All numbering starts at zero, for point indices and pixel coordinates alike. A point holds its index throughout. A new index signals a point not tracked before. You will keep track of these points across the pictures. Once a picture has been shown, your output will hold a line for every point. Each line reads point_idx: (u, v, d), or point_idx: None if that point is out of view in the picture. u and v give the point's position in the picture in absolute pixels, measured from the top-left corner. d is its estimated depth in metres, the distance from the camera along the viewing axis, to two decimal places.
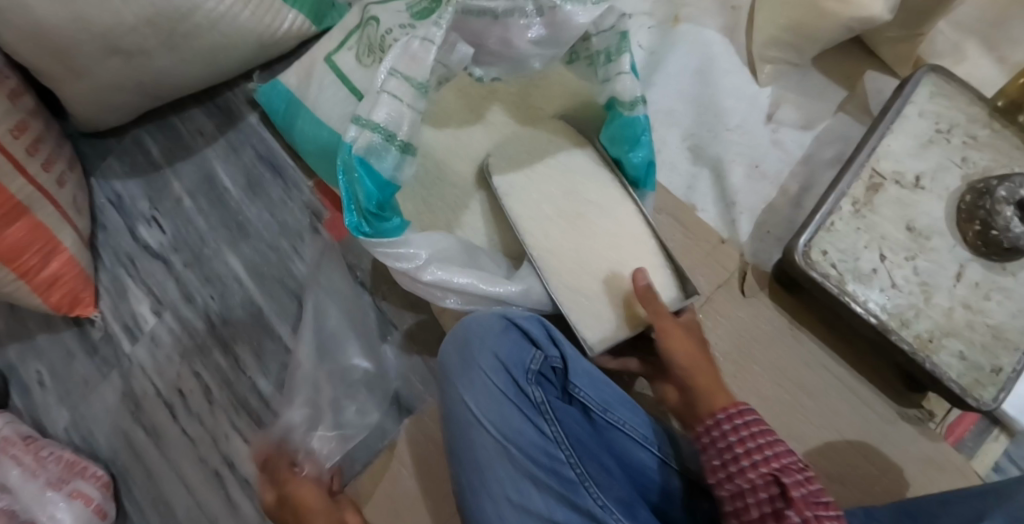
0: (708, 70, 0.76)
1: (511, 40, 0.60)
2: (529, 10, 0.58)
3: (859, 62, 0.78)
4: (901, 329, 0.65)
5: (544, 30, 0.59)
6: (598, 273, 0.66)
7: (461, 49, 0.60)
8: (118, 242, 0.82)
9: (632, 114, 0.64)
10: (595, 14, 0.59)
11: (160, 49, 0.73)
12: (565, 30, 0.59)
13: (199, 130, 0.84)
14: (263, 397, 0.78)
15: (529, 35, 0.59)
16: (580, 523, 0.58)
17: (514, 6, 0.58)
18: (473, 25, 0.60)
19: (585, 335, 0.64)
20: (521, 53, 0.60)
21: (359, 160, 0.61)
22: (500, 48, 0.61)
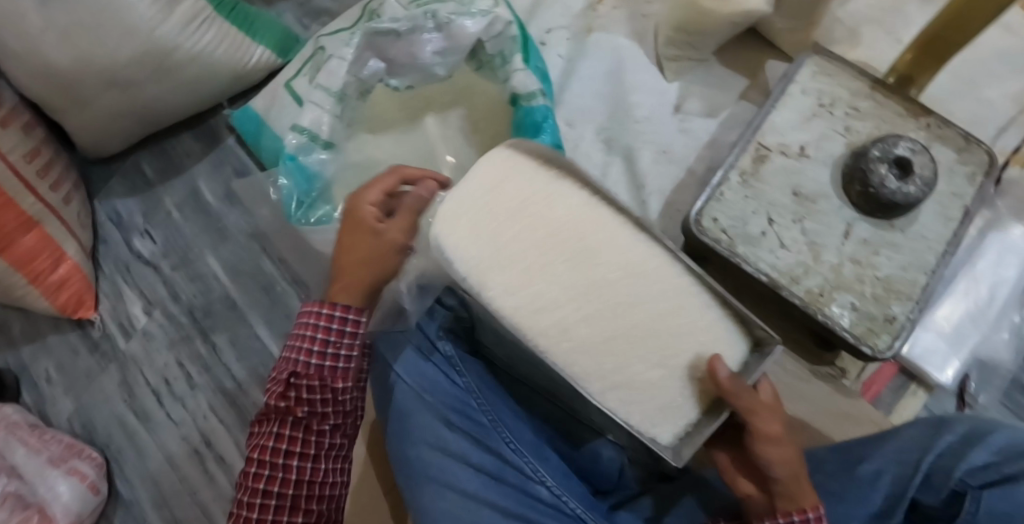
0: (619, 71, 0.86)
1: (415, 52, 0.72)
2: (429, 26, 0.71)
3: (760, 53, 0.85)
4: (791, 285, 0.71)
5: (444, 42, 0.72)
6: (654, 359, 0.49)
7: (372, 64, 0.72)
8: (117, 252, 0.94)
9: (530, 104, 0.72)
10: (482, 24, 0.71)
11: (148, 82, 0.87)
12: (460, 40, 0.72)
13: (186, 152, 0.96)
14: (238, 381, 0.88)
15: (430, 47, 0.72)
16: (492, 463, 0.64)
17: (414, 25, 0.71)
18: (382, 43, 0.71)
19: (660, 440, 0.50)
20: (425, 61, 0.73)
21: (290, 158, 0.71)
22: (408, 60, 0.73)
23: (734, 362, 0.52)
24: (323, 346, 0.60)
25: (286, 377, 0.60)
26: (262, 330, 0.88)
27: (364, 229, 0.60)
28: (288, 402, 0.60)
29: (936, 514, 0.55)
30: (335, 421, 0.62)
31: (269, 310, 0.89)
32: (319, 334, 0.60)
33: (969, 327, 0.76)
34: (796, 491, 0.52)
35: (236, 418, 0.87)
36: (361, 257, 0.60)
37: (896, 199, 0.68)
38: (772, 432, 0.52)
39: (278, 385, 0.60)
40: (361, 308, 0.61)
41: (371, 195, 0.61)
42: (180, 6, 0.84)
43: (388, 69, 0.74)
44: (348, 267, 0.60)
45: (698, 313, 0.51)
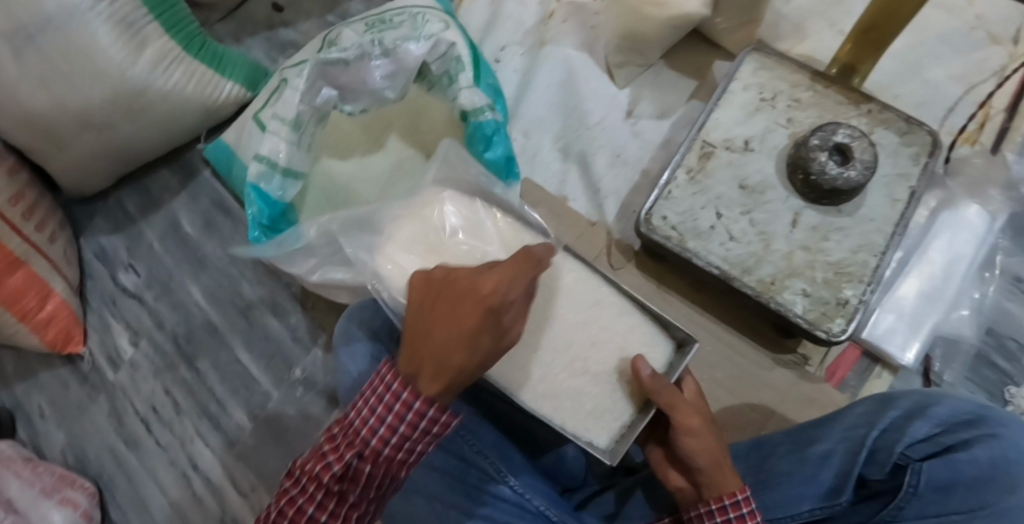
0: (570, 81, 0.89)
1: (365, 79, 0.76)
2: (377, 53, 0.75)
3: (707, 54, 0.88)
4: (743, 275, 0.73)
5: (392, 67, 0.76)
6: (578, 366, 0.63)
7: (325, 93, 0.75)
8: (103, 287, 0.98)
9: (479, 119, 0.77)
10: (426, 46, 0.76)
11: (123, 122, 0.91)
12: (406, 63, 0.76)
13: (166, 186, 1.00)
14: (221, 404, 0.90)
15: (380, 73, 0.76)
16: (455, 465, 0.66)
17: (361, 53, 0.75)
18: (332, 72, 0.75)
19: (597, 444, 0.61)
20: (375, 86, 0.77)
21: (251, 187, 0.74)
22: (358, 86, 0.77)
23: (659, 362, 0.63)
24: (395, 431, 0.51)
25: (350, 460, 0.50)
26: (242, 353, 0.91)
27: (489, 326, 0.50)
28: (343, 483, 0.51)
29: (880, 488, 0.56)
30: (374, 502, 0.54)
31: (248, 333, 0.92)
32: (393, 417, 0.50)
33: (927, 308, 0.77)
34: (714, 485, 0.56)
35: (221, 440, 0.89)
36: (469, 348, 0.49)
37: (839, 185, 0.69)
38: (691, 426, 0.58)
39: (339, 461, 0.51)
40: (434, 399, 0.50)
41: (512, 288, 0.50)
42: (149, 46, 0.88)
43: (341, 96, 0.77)
44: (451, 356, 0.49)
45: (617, 323, 0.64)
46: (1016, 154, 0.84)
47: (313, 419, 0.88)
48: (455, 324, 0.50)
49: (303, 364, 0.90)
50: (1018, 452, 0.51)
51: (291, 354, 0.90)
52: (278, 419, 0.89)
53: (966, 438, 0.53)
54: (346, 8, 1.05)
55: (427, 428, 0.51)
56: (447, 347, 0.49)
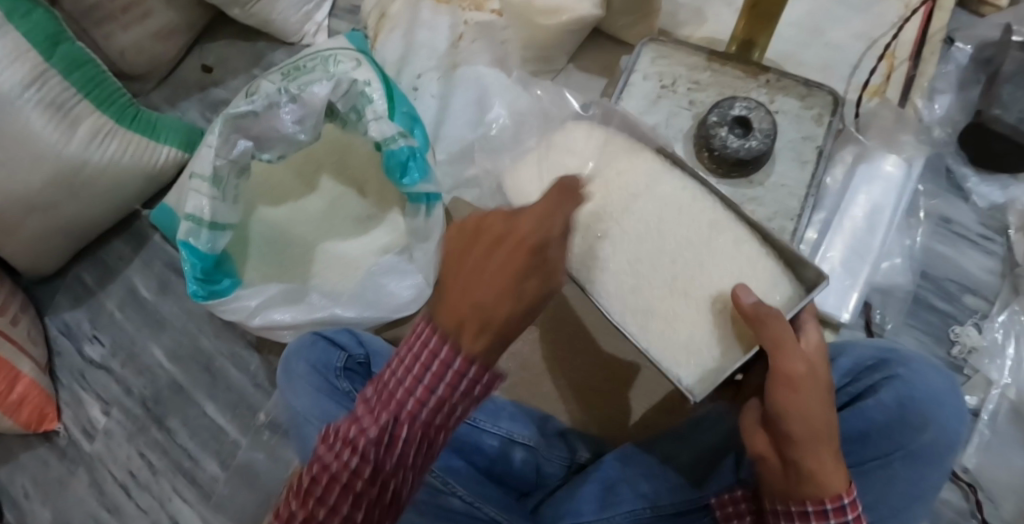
0: (484, 96, 0.92)
1: (276, 125, 0.79)
2: (284, 101, 0.78)
3: (613, 53, 0.91)
4: None
5: (299, 111, 0.78)
6: (679, 291, 0.63)
7: (240, 144, 0.78)
8: (72, 362, 1.00)
9: (391, 147, 0.79)
10: (330, 86, 0.79)
11: (65, 199, 0.93)
12: (312, 106, 0.78)
13: (120, 255, 1.03)
14: (193, 458, 0.92)
15: (288, 118, 0.79)
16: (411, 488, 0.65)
17: (269, 102, 0.78)
18: (245, 125, 0.78)
19: (683, 381, 0.61)
20: (287, 131, 0.80)
21: (182, 245, 0.76)
22: (271, 134, 0.80)
23: (779, 301, 0.61)
24: (433, 386, 0.40)
25: (386, 421, 0.40)
26: (208, 406, 0.93)
27: (538, 266, 0.42)
28: (374, 446, 0.40)
29: None
30: (416, 468, 0.42)
31: (211, 386, 0.94)
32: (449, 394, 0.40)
33: (856, 263, 0.78)
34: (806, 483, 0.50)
35: (198, 494, 0.91)
36: (490, 276, 0.40)
37: (742, 155, 0.71)
38: (794, 374, 0.51)
39: (372, 425, 0.40)
40: (473, 360, 0.39)
41: (553, 226, 0.44)
42: (82, 124, 0.92)
43: (256, 146, 0.80)
44: (488, 302, 0.39)
45: (736, 250, 0.64)
46: (924, 101, 0.86)
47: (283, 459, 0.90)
48: (499, 267, 0.41)
49: (265, 408, 0.91)
50: (924, 387, 0.55)
51: (253, 400, 0.92)
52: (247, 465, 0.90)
53: (872, 383, 0.57)
54: (271, 60, 1.09)
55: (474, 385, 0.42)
56: (481, 292, 0.40)
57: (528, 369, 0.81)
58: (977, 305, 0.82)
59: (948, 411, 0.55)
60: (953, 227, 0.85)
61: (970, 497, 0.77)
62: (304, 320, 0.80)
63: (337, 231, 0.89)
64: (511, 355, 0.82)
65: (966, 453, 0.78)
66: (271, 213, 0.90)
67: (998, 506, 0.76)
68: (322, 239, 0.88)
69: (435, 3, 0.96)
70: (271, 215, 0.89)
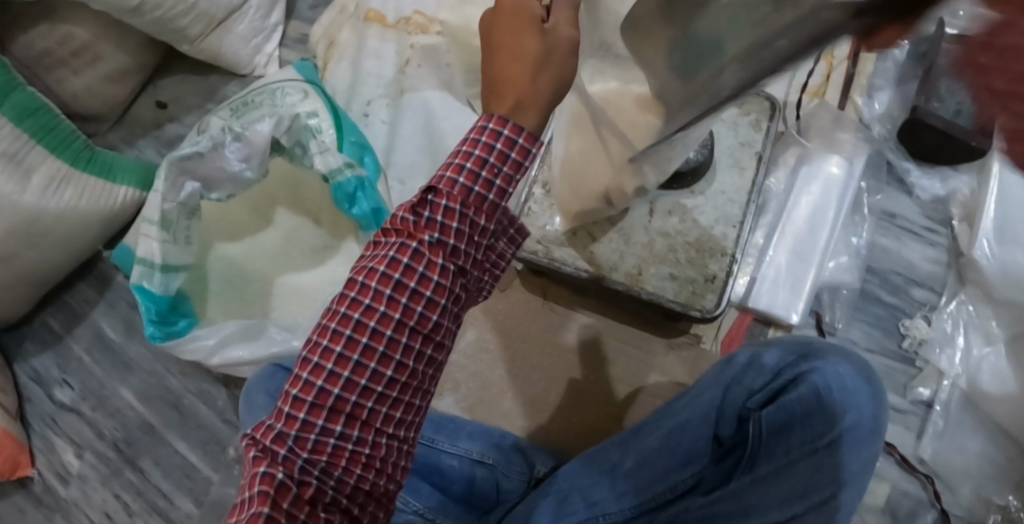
0: (432, 120, 0.93)
1: (222, 166, 0.80)
2: (229, 141, 0.79)
3: None
4: (611, 273, 0.75)
5: (244, 150, 0.79)
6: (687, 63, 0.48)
7: (188, 186, 0.79)
8: (42, 408, 1.01)
9: (339, 178, 0.80)
10: (274, 123, 0.80)
11: (24, 248, 0.94)
12: (256, 143, 0.79)
13: (85, 298, 1.04)
14: (167, 496, 0.93)
15: (234, 157, 0.79)
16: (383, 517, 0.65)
17: (214, 143, 0.78)
18: (191, 167, 0.79)
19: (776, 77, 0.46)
20: (234, 170, 0.80)
21: (136, 288, 0.76)
22: (218, 175, 0.80)
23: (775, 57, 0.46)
24: (467, 161, 0.45)
25: (423, 197, 0.45)
26: (179, 445, 0.94)
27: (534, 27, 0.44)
28: (414, 228, 0.45)
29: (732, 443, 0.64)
30: (457, 261, 0.47)
31: (181, 424, 0.95)
32: (488, 158, 0.45)
33: (802, 265, 0.80)
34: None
35: None
36: (518, 51, 0.44)
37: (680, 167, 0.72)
38: None
39: (409, 210, 0.46)
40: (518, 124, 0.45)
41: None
42: (37, 172, 0.92)
43: (205, 186, 0.81)
44: (535, 77, 0.44)
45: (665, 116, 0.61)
46: (863, 98, 0.86)
47: None
48: (519, 45, 0.44)
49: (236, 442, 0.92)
50: (837, 378, 0.58)
51: (223, 435, 0.93)
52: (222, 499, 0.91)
53: (794, 375, 0.60)
54: (225, 94, 1.10)
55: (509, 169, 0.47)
56: (517, 64, 0.44)
57: (487, 390, 0.82)
58: (924, 297, 0.83)
59: (864, 396, 0.58)
60: (898, 221, 0.86)
61: (928, 487, 0.78)
62: (261, 355, 0.80)
63: (297, 262, 0.90)
64: (471, 376, 0.83)
65: (922, 443, 0.79)
66: (227, 249, 0.90)
67: (956, 493, 0.77)
68: (279, 273, 0.90)
69: (382, 29, 0.97)
70: (228, 252, 0.90)
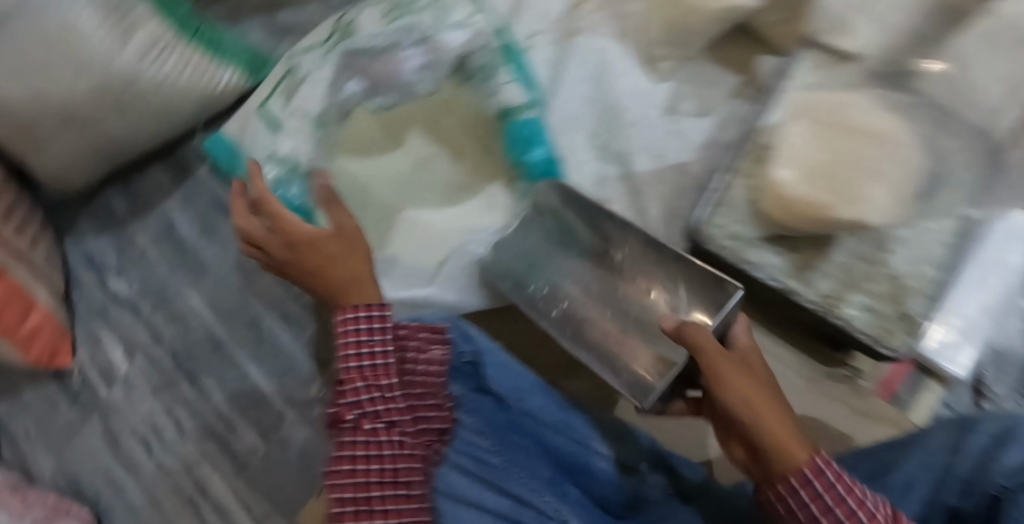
0: (603, 72, 0.82)
1: (390, 72, 0.79)
2: (402, 47, 0.78)
3: (748, 49, 0.82)
4: (803, 288, 0.67)
5: (418, 59, 0.78)
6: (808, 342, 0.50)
7: (346, 87, 0.80)
8: (92, 296, 0.89)
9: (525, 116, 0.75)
10: (462, 40, 0.77)
11: (108, 115, 0.81)
12: (436, 55, 0.77)
13: (158, 185, 0.92)
14: (228, 423, 0.82)
15: (407, 65, 0.78)
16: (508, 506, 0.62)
17: (391, 44, 0.78)
18: (357, 64, 0.80)
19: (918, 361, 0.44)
20: (402, 81, 0.79)
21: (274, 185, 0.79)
22: (382, 79, 0.79)
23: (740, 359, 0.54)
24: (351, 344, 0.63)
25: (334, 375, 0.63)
26: (252, 370, 0.83)
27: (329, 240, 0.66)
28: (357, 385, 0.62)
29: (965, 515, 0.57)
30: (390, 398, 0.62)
31: (257, 347, 0.84)
32: (374, 330, 0.63)
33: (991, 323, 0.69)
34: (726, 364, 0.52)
35: (230, 464, 0.81)
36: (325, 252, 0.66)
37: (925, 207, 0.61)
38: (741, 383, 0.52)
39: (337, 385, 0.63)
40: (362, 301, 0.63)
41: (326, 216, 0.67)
42: (139, 30, 0.80)
43: (370, 90, 0.80)
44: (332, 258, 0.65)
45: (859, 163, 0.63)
46: None
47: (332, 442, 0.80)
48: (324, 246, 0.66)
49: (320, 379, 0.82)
50: None
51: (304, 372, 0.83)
52: (295, 439, 0.80)
53: None
54: None
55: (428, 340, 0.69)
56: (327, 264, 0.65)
57: None
58: None
59: None
60: None
61: None
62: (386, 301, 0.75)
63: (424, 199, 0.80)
64: None
65: None
66: (361, 167, 0.80)
67: None
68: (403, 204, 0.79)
69: None
70: (361, 170, 0.80)
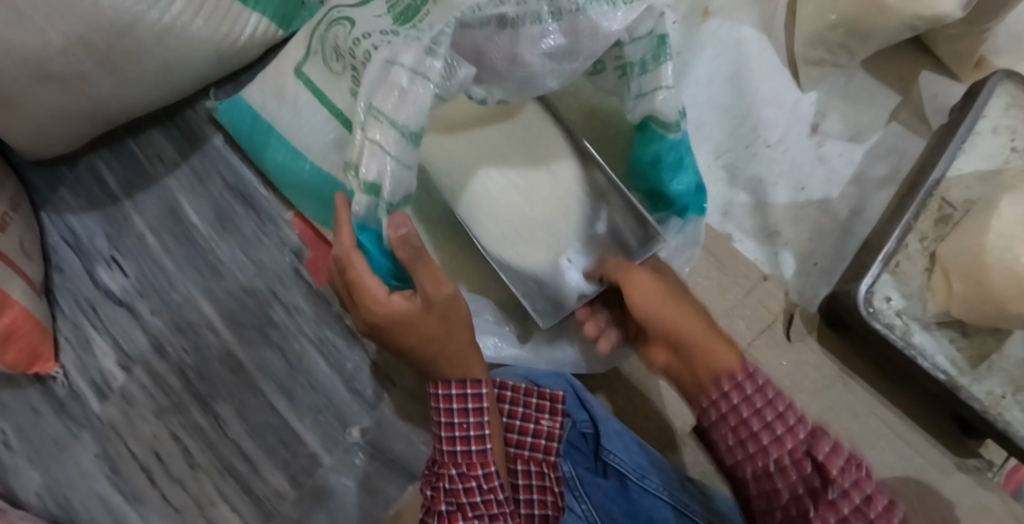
0: (741, 73, 0.67)
1: (520, 55, 0.51)
2: (543, 12, 0.50)
3: (912, 63, 0.68)
4: (972, 384, 0.57)
5: (562, 38, 0.52)
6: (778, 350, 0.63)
7: (461, 72, 0.50)
8: (77, 287, 0.72)
9: (678, 135, 0.57)
10: (626, 21, 0.52)
11: (98, 71, 0.62)
12: (585, 38, 0.52)
13: (159, 154, 0.74)
14: (252, 461, 0.69)
15: (543, 46, 0.51)
16: None
17: (525, 11, 0.50)
18: (472, 38, 0.51)
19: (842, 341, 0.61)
20: (533, 70, 0.52)
21: (359, 229, 0.53)
22: (506, 66, 0.52)
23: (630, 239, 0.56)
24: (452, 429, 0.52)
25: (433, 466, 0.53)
26: (280, 401, 0.70)
27: (428, 316, 0.52)
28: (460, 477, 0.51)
29: None
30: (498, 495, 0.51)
31: (287, 372, 0.70)
32: (470, 409, 0.53)
33: None
34: (640, 277, 0.52)
35: (254, 509, 0.68)
36: (415, 328, 0.52)
37: None
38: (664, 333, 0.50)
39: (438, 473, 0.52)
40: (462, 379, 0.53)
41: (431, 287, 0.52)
42: None
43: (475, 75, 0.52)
44: (421, 333, 0.52)
45: None
46: None
47: (378, 494, 0.68)
48: (416, 327, 0.52)
49: (365, 415, 0.70)
50: None
51: (345, 406, 0.70)
52: (335, 487, 0.68)
53: None
54: None
55: (536, 408, 0.58)
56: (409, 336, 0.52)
57: None
58: None
59: None
60: None
61: None
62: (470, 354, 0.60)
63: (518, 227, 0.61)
64: None
65: None
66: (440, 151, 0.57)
67: None
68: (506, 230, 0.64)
69: None
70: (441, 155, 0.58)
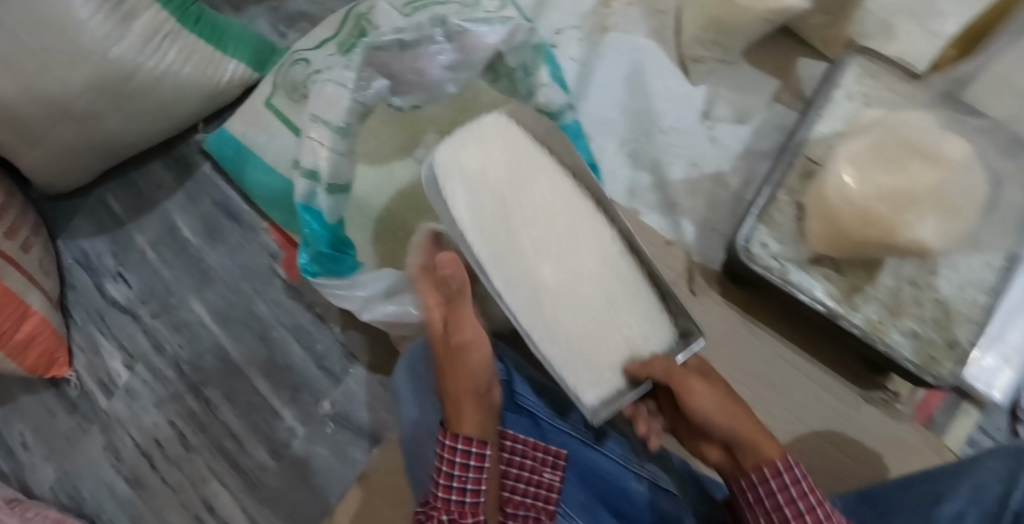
0: (637, 75, 0.79)
1: (422, 69, 0.66)
2: (438, 37, 0.65)
3: (789, 52, 0.78)
4: (849, 313, 0.65)
5: (454, 55, 0.66)
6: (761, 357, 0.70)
7: (376, 83, 0.65)
8: (88, 300, 0.84)
9: (563, 121, 0.68)
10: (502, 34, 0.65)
11: (108, 111, 0.76)
12: (474, 54, 0.66)
13: (158, 183, 0.87)
14: (238, 439, 0.78)
15: (439, 61, 0.66)
16: None
17: (421, 35, 0.64)
18: (383, 58, 0.65)
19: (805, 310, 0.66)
20: (434, 79, 0.67)
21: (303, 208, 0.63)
22: (414, 77, 0.66)
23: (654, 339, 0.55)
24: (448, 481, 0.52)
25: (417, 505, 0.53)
26: (262, 384, 0.79)
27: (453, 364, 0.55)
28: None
29: None
30: None
31: (267, 359, 0.80)
32: (471, 466, 0.52)
33: None
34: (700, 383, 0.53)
35: (241, 481, 0.77)
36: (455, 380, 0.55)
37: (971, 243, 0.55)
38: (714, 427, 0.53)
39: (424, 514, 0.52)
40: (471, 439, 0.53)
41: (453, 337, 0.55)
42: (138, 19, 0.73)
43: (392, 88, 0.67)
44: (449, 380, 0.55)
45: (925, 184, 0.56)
46: None
47: (348, 461, 0.77)
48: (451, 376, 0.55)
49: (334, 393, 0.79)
50: None
51: (317, 385, 0.79)
52: (310, 457, 0.77)
53: None
54: None
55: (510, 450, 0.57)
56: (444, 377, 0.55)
57: None
58: None
59: None
60: None
61: None
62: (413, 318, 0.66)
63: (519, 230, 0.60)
64: None
65: None
66: None
67: None
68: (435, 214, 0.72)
69: None
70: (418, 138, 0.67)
